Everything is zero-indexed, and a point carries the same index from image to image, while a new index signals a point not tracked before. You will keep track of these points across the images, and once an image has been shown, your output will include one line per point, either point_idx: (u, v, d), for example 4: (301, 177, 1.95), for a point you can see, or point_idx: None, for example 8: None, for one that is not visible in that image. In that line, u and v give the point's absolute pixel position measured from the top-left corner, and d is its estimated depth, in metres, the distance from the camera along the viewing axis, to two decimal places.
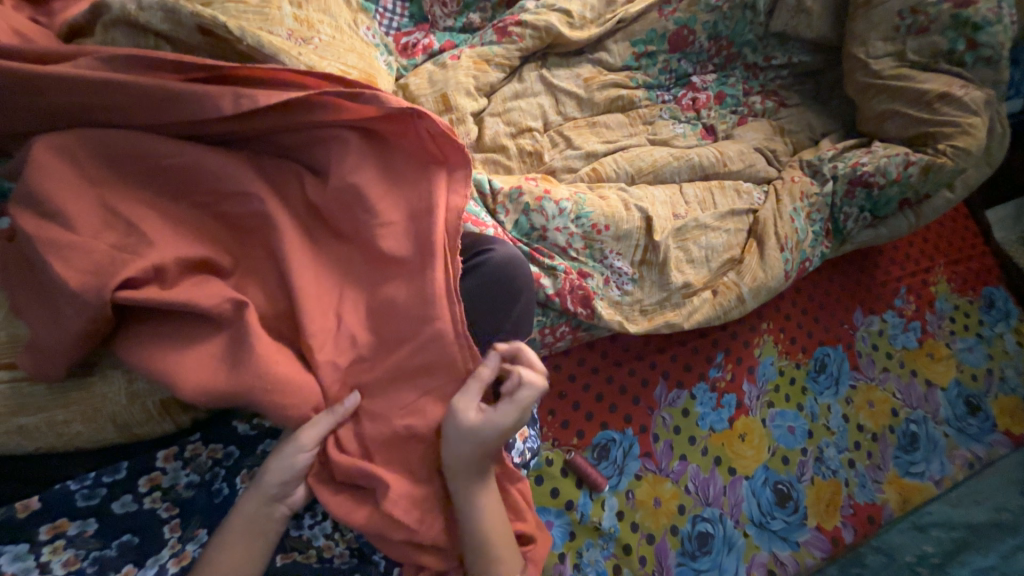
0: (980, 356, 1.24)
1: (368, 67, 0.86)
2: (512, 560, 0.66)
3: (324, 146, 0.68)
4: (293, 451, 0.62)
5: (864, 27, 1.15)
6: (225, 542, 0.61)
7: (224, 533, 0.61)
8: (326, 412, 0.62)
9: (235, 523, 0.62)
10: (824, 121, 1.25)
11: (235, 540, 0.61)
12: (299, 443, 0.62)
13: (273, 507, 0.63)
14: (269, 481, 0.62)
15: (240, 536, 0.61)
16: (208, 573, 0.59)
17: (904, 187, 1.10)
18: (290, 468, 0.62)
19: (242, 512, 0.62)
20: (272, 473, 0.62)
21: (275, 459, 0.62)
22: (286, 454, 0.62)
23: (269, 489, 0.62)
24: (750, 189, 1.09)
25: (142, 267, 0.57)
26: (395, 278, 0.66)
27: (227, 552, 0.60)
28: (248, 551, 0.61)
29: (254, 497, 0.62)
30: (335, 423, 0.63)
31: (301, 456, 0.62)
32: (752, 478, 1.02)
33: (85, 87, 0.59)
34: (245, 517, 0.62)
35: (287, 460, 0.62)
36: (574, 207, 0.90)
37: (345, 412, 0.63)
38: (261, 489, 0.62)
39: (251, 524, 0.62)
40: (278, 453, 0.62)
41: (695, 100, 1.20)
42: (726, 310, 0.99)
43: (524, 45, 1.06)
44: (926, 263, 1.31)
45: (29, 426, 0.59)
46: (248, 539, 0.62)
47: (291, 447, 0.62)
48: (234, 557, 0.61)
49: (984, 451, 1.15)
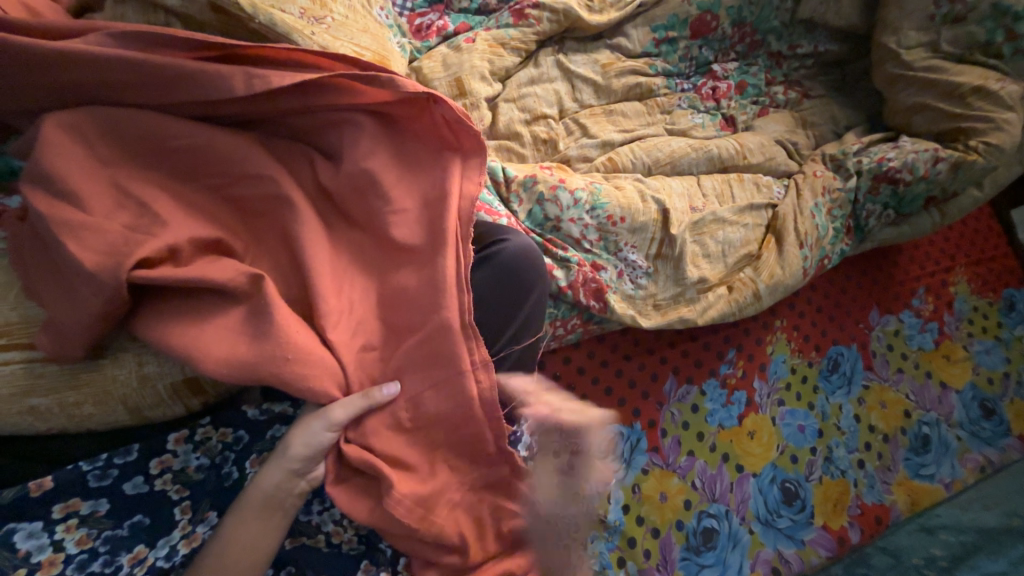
0: (997, 359, 1.22)
1: (382, 49, 0.84)
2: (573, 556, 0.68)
3: (337, 130, 0.66)
4: (321, 428, 0.60)
5: (897, 16, 1.11)
6: (245, 511, 0.60)
7: (245, 501, 0.61)
8: (359, 395, 0.61)
9: (256, 493, 0.60)
10: (848, 114, 1.21)
11: (255, 510, 0.60)
12: (328, 419, 0.60)
13: (294, 483, 0.61)
14: (293, 455, 0.60)
15: (259, 507, 0.60)
16: (229, 540, 0.59)
17: (930, 183, 1.06)
18: (315, 445, 0.60)
19: (262, 483, 0.60)
20: (296, 447, 0.60)
21: (300, 433, 0.60)
22: (312, 429, 0.60)
23: (292, 463, 0.60)
24: (770, 182, 1.07)
25: (155, 248, 0.56)
26: (406, 267, 0.65)
27: (246, 521, 0.60)
28: (266, 522, 0.61)
29: (275, 471, 0.60)
30: (366, 407, 0.61)
31: (328, 433, 0.60)
32: (760, 476, 1.01)
33: (94, 64, 0.57)
34: (265, 488, 0.60)
35: (312, 436, 0.60)
36: (590, 198, 0.88)
37: (382, 400, 0.61)
38: (284, 462, 0.60)
39: (270, 497, 0.60)
40: (305, 427, 0.60)
41: (715, 90, 1.16)
42: (741, 307, 0.97)
43: (541, 28, 1.03)
44: (946, 263, 1.28)
45: (41, 406, 0.60)
46: (267, 510, 0.61)
47: (319, 422, 0.60)
48: (252, 526, 0.60)
49: (997, 455, 1.13)
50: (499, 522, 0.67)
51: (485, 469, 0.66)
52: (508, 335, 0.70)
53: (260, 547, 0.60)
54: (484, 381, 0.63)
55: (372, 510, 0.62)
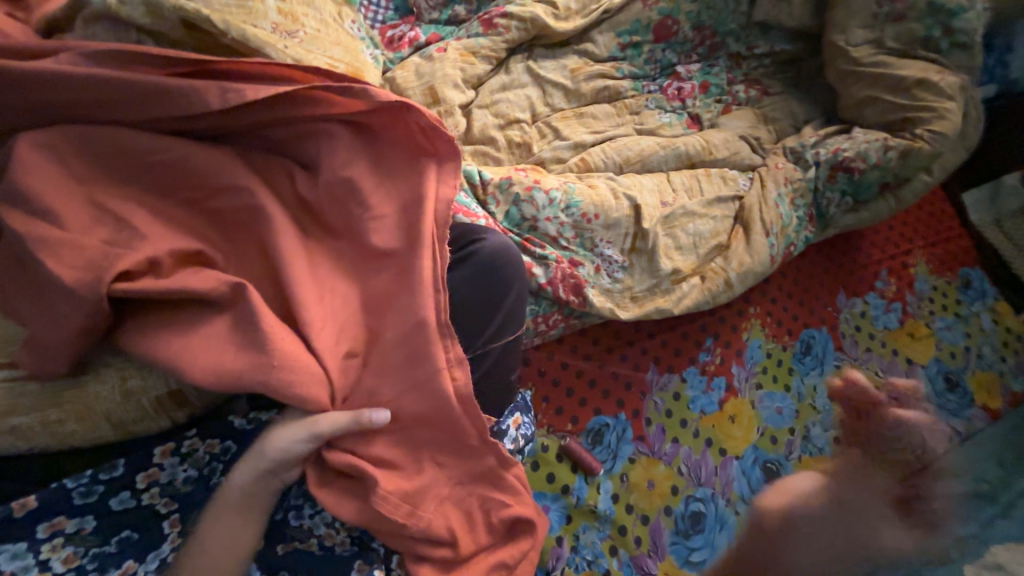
0: (957, 335, 1.29)
1: (355, 60, 0.86)
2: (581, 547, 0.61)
3: (313, 140, 0.68)
4: (300, 434, 0.61)
5: (844, 16, 1.18)
6: (224, 504, 0.63)
7: (224, 496, 0.63)
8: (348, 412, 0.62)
9: (234, 490, 0.62)
10: (806, 109, 1.28)
11: (233, 505, 0.63)
12: (308, 425, 0.61)
13: (269, 483, 0.63)
14: (270, 458, 0.61)
15: (238, 502, 0.63)
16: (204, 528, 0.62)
17: (883, 171, 1.12)
18: (292, 450, 0.61)
19: (240, 481, 0.62)
20: (273, 451, 0.61)
21: (279, 437, 0.61)
22: (293, 436, 0.61)
23: (269, 466, 0.62)
24: (736, 176, 1.11)
25: (135, 260, 0.57)
26: (386, 271, 0.67)
27: (224, 515, 0.62)
28: (243, 517, 0.63)
29: (252, 471, 0.62)
30: (350, 424, 0.61)
31: (308, 442, 0.61)
32: (742, 458, 1.05)
33: (67, 83, 0.58)
34: (243, 486, 0.62)
35: (290, 441, 0.61)
36: (564, 197, 0.92)
37: (367, 423, 0.62)
38: (261, 464, 0.62)
39: (248, 494, 0.63)
40: (285, 430, 0.62)
41: (680, 90, 1.21)
42: (714, 296, 1.01)
43: (510, 36, 1.06)
44: (906, 246, 1.35)
45: (22, 426, 0.59)
46: (244, 506, 0.63)
47: (302, 431, 0.61)
48: (230, 520, 0.63)
49: (962, 425, 1.19)
50: (490, 514, 0.69)
51: (474, 463, 0.68)
52: (489, 332, 0.72)
53: (231, 541, 0.62)
54: (460, 378, 0.65)
55: (364, 509, 0.63)
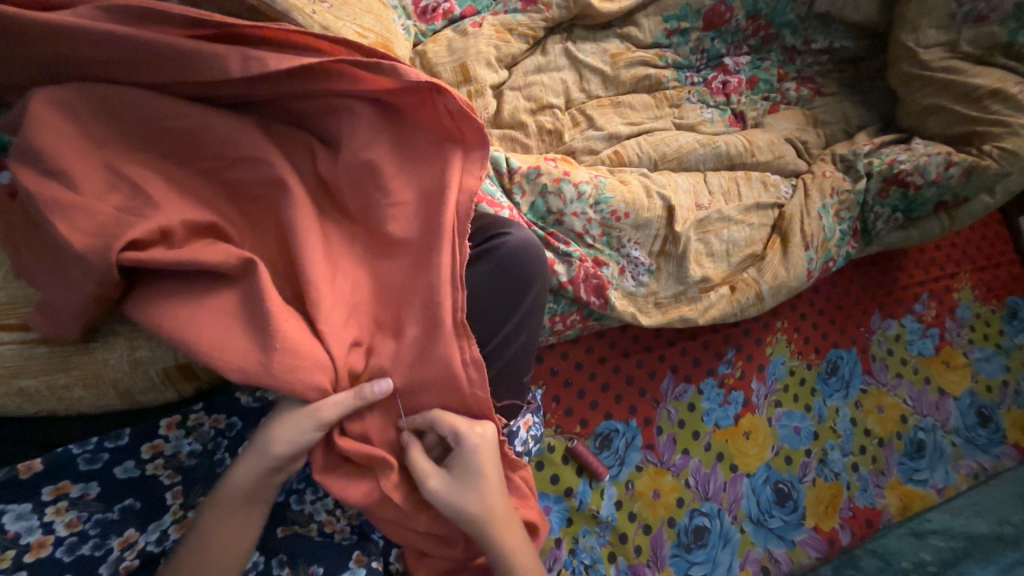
0: (996, 367, 1.22)
1: (386, 30, 0.81)
2: (513, 532, 0.64)
3: (335, 117, 0.64)
4: (308, 426, 0.58)
5: (916, 13, 1.10)
6: (223, 506, 0.58)
7: (221, 498, 0.59)
8: (351, 391, 0.60)
9: (234, 489, 0.59)
10: (860, 114, 1.20)
11: (234, 507, 0.59)
12: (316, 418, 0.58)
13: (274, 477, 0.60)
14: (277, 452, 0.58)
15: (238, 503, 0.59)
16: (203, 535, 0.58)
17: (942, 188, 1.05)
18: (300, 442, 0.58)
19: (244, 479, 0.59)
20: (280, 445, 0.58)
21: (284, 430, 0.58)
22: (299, 427, 0.58)
23: (275, 460, 0.59)
24: (778, 182, 1.05)
25: (148, 229, 0.54)
26: (402, 258, 0.64)
27: (229, 519, 0.58)
28: (246, 517, 0.59)
29: (257, 465, 0.59)
30: (357, 404, 0.60)
31: (316, 432, 0.59)
32: (754, 476, 1.01)
33: (78, 36, 0.54)
34: (245, 483, 0.59)
35: (298, 433, 0.58)
36: (594, 191, 0.86)
37: (373, 397, 0.60)
38: (265, 459, 0.58)
39: (249, 493, 0.59)
40: (289, 425, 0.58)
41: (726, 84, 1.14)
42: (743, 308, 0.96)
43: (550, 15, 1.00)
44: (952, 269, 1.28)
45: (29, 389, 0.59)
46: (246, 505, 0.59)
47: (307, 420, 0.58)
48: (230, 522, 0.59)
49: (990, 462, 1.14)
50: None
51: None
52: (505, 332, 0.69)
53: (236, 543, 0.59)
54: (471, 376, 0.62)
55: (366, 501, 0.62)
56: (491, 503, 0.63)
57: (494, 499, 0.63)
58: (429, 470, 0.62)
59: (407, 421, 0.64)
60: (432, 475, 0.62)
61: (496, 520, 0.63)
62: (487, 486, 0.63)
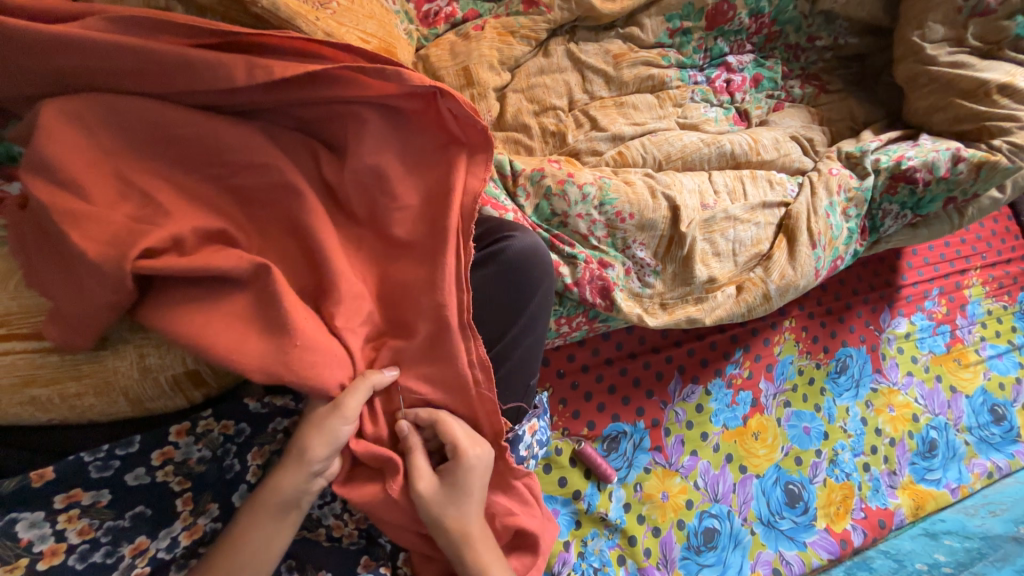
0: (1009, 364, 1.21)
1: (388, 35, 0.82)
2: (484, 559, 0.62)
3: (341, 123, 0.64)
4: (337, 424, 0.58)
5: (920, 9, 1.09)
6: (260, 514, 0.58)
7: (258, 505, 0.58)
8: (368, 382, 0.60)
9: (272, 497, 0.58)
10: (866, 110, 1.19)
11: (270, 514, 0.58)
12: (343, 414, 0.58)
13: (311, 482, 0.59)
14: (312, 456, 0.58)
15: (276, 510, 0.58)
16: (237, 544, 0.57)
17: (950, 185, 1.03)
18: (334, 442, 0.58)
19: (280, 487, 0.58)
20: (314, 448, 0.58)
21: (316, 433, 0.58)
22: (329, 426, 0.58)
23: (311, 464, 0.58)
24: (784, 180, 1.04)
25: (160, 237, 0.55)
26: (409, 262, 0.65)
27: (265, 527, 0.58)
28: (282, 523, 0.58)
29: (294, 471, 0.58)
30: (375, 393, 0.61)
31: (347, 427, 0.59)
32: (763, 477, 1.01)
33: (88, 47, 0.54)
34: (283, 491, 0.58)
35: (329, 433, 0.58)
36: (598, 192, 0.86)
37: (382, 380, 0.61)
38: (303, 463, 0.58)
39: (286, 499, 0.58)
40: (319, 426, 0.58)
41: (729, 83, 1.14)
42: (750, 308, 0.95)
43: (553, 16, 0.99)
44: (962, 265, 1.27)
45: (41, 397, 0.60)
46: (281, 512, 0.58)
47: (335, 418, 0.58)
48: (266, 529, 0.58)
49: (1005, 461, 1.12)
50: None
51: None
52: (512, 334, 0.69)
53: (271, 550, 0.58)
54: (478, 376, 0.64)
55: (376, 505, 0.62)
56: (467, 524, 0.62)
57: (471, 522, 0.62)
58: (418, 472, 0.61)
59: (408, 414, 0.63)
60: (423, 476, 0.61)
61: (468, 543, 0.62)
62: (468, 507, 0.62)
